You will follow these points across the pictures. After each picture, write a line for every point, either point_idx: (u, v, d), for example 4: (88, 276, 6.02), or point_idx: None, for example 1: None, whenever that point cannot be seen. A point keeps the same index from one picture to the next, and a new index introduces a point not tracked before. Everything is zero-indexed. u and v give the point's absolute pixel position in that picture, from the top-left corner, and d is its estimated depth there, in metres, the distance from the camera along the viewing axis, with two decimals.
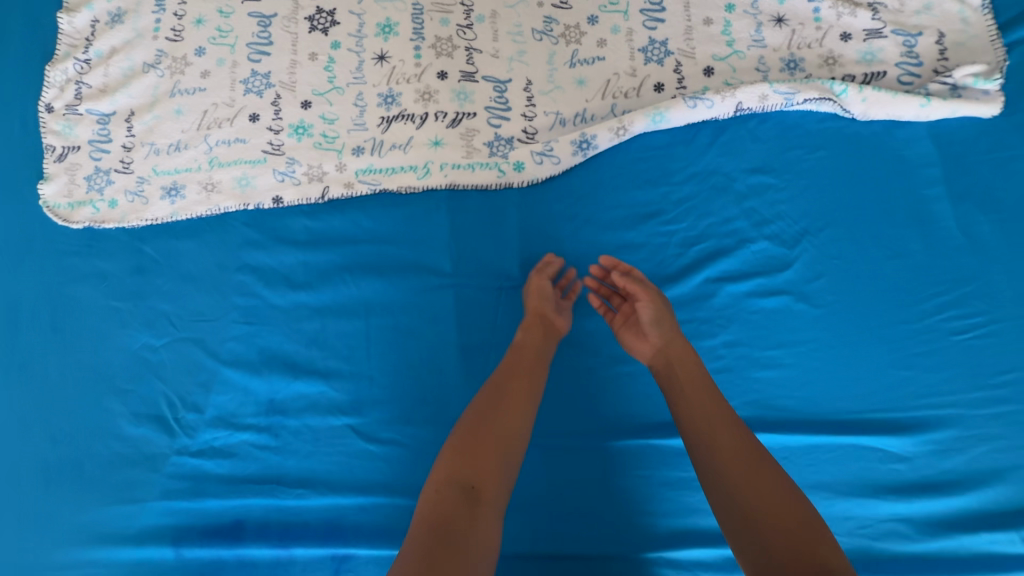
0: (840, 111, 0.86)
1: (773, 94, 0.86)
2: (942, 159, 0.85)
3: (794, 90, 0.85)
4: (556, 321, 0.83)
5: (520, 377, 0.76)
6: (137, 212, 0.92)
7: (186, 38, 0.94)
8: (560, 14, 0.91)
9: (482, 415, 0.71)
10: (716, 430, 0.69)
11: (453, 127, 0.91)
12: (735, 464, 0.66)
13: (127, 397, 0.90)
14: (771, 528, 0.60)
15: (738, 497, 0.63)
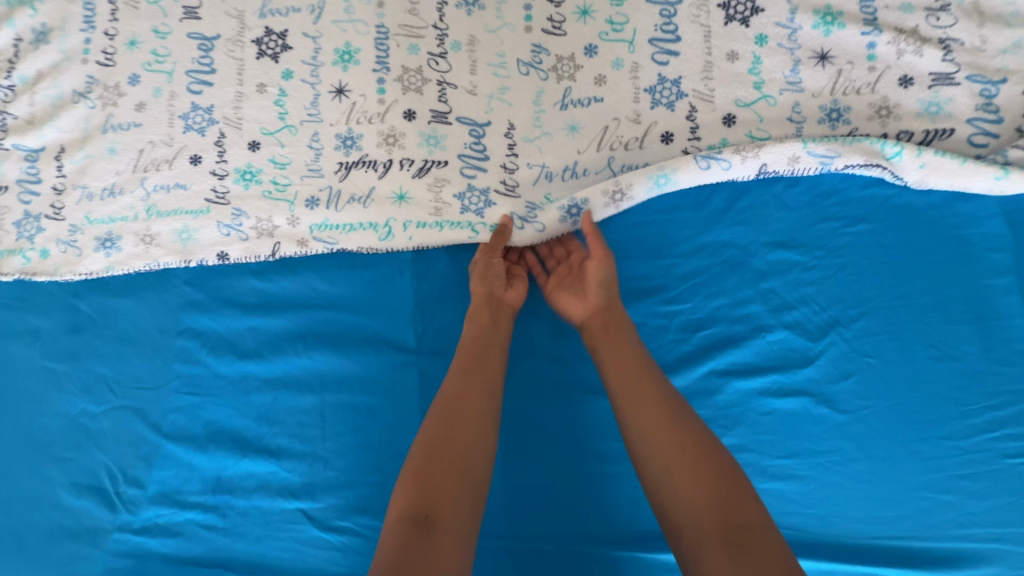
0: (889, 178, 0.72)
1: (806, 155, 0.71)
2: (1003, 241, 0.71)
3: (833, 152, 0.70)
4: (509, 300, 0.74)
5: (476, 392, 0.65)
6: (70, 265, 0.82)
7: (118, 63, 0.81)
8: (551, 42, 0.76)
9: (434, 440, 0.61)
10: (640, 394, 0.64)
11: (420, 177, 0.77)
12: (657, 432, 0.61)
13: (65, 466, 0.83)
14: (690, 500, 0.57)
15: (656, 466, 0.60)
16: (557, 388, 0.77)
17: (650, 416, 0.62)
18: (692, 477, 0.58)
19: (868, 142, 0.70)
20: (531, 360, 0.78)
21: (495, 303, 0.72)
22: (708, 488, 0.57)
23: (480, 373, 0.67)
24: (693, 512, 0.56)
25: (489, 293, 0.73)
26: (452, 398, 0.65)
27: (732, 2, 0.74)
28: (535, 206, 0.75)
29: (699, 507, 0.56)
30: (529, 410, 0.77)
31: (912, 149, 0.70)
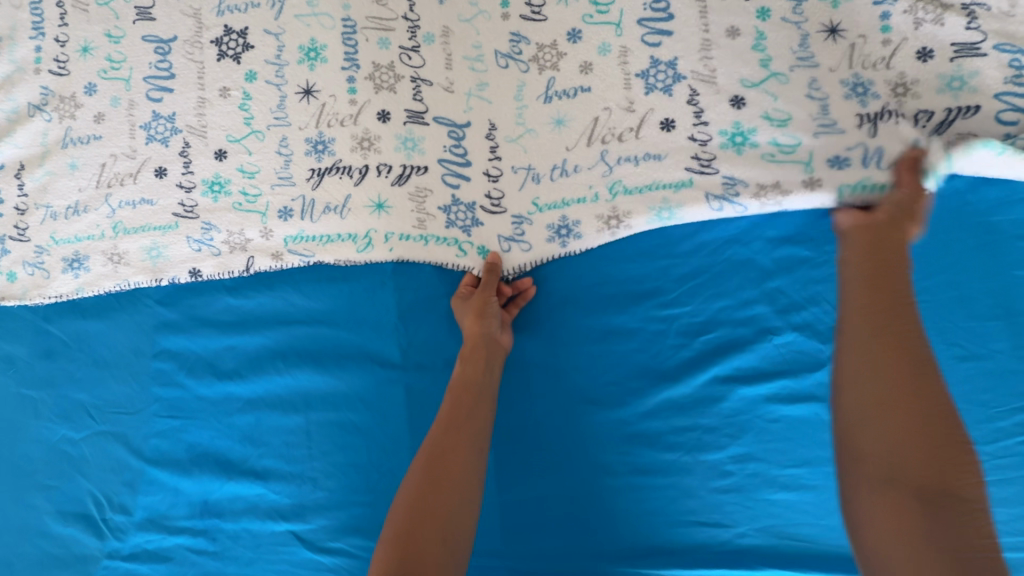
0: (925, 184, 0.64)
1: (837, 203, 0.65)
2: None
3: (868, 198, 0.64)
4: (501, 340, 0.68)
5: (462, 439, 0.61)
6: (39, 288, 0.79)
7: (72, 72, 0.76)
8: (531, 30, 0.70)
9: (417, 493, 0.58)
10: (873, 330, 0.56)
11: (399, 185, 0.72)
12: (875, 375, 0.54)
13: (49, 494, 0.80)
14: (888, 449, 0.50)
15: (866, 399, 0.53)
16: (550, 400, 0.71)
17: (881, 353, 0.55)
18: (903, 428, 0.50)
19: (901, 167, 0.62)
20: (520, 376, 0.72)
21: (486, 344, 0.67)
22: (915, 441, 0.50)
23: (471, 421, 0.63)
24: (893, 461, 0.50)
25: (480, 333, 0.67)
26: (441, 448, 0.61)
27: None
28: (523, 222, 0.71)
29: (896, 460, 0.50)
30: (520, 423, 0.72)
31: (941, 165, 0.62)
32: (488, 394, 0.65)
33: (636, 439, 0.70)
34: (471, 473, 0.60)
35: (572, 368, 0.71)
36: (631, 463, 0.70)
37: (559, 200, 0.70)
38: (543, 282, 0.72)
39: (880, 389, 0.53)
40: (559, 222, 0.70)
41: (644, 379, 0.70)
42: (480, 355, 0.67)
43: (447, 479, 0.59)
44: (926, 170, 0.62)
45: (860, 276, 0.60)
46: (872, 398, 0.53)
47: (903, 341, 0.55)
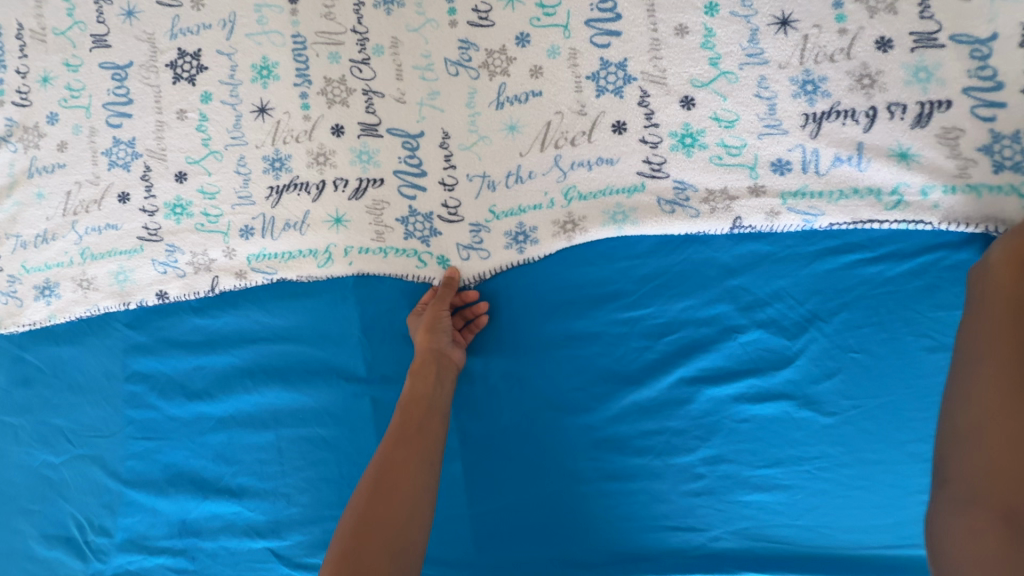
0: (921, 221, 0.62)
1: (787, 211, 0.64)
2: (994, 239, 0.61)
3: (817, 206, 0.64)
4: (450, 351, 0.68)
5: (411, 455, 0.61)
6: (13, 316, 0.80)
7: (35, 102, 0.77)
8: (479, 36, 0.69)
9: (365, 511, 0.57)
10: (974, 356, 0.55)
11: (357, 198, 0.72)
12: (980, 385, 0.52)
13: (36, 517, 0.83)
14: (978, 453, 0.49)
15: (959, 423, 0.52)
16: (516, 408, 0.71)
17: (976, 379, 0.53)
18: (986, 449, 0.49)
19: (838, 164, 0.63)
20: (485, 386, 0.71)
21: (435, 355, 0.67)
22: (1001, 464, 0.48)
23: (421, 434, 0.63)
24: (980, 478, 0.48)
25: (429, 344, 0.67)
26: (392, 464, 0.60)
27: None
28: (480, 230, 0.70)
29: (985, 465, 0.48)
30: (486, 434, 0.71)
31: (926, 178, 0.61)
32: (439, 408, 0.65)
33: (604, 445, 0.69)
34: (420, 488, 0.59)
35: (530, 377, 0.70)
36: (598, 470, 0.70)
37: (516, 207, 0.69)
38: (503, 289, 0.71)
39: (976, 410, 0.51)
40: (517, 230, 0.70)
41: (609, 384, 0.69)
42: (431, 371, 0.66)
43: (396, 494, 0.58)
44: (872, 188, 0.62)
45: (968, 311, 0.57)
46: (981, 409, 0.51)
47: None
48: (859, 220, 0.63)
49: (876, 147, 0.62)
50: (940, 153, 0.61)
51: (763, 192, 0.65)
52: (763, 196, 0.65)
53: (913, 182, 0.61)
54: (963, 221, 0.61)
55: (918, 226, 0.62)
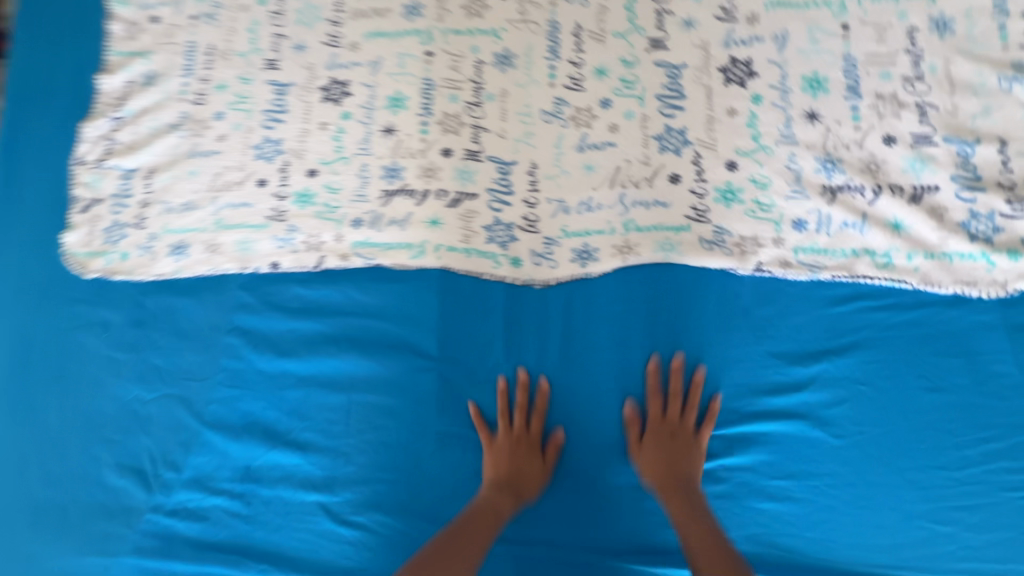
0: (900, 281, 0.75)
1: (797, 263, 0.78)
2: (974, 300, 0.74)
3: (820, 261, 0.77)
4: (532, 487, 0.79)
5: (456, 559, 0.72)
6: (145, 267, 0.95)
7: (208, 102, 0.97)
8: (571, 96, 0.87)
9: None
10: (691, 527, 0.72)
11: (453, 207, 0.88)
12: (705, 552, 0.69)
13: (115, 447, 0.93)
14: None
15: None
16: (563, 397, 0.82)
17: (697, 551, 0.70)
18: None
19: (845, 227, 0.77)
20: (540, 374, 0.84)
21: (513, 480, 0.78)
22: None
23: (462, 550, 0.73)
24: None
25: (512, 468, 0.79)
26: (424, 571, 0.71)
27: (731, 66, 0.83)
28: (552, 244, 0.85)
29: None
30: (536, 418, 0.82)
31: (906, 247, 0.75)
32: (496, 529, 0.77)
33: (637, 443, 0.79)
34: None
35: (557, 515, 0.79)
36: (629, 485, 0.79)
37: (584, 230, 0.84)
38: (568, 295, 0.84)
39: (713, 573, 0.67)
40: (581, 249, 0.84)
41: (620, 516, 0.79)
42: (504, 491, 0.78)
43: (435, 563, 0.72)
44: (866, 250, 0.76)
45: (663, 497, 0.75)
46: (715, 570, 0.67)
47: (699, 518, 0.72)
48: (857, 276, 0.76)
49: (874, 219, 0.76)
50: (930, 227, 0.75)
51: (779, 245, 0.79)
52: (782, 247, 0.78)
53: (900, 249, 0.75)
54: (937, 283, 0.74)
55: (901, 285, 0.75)
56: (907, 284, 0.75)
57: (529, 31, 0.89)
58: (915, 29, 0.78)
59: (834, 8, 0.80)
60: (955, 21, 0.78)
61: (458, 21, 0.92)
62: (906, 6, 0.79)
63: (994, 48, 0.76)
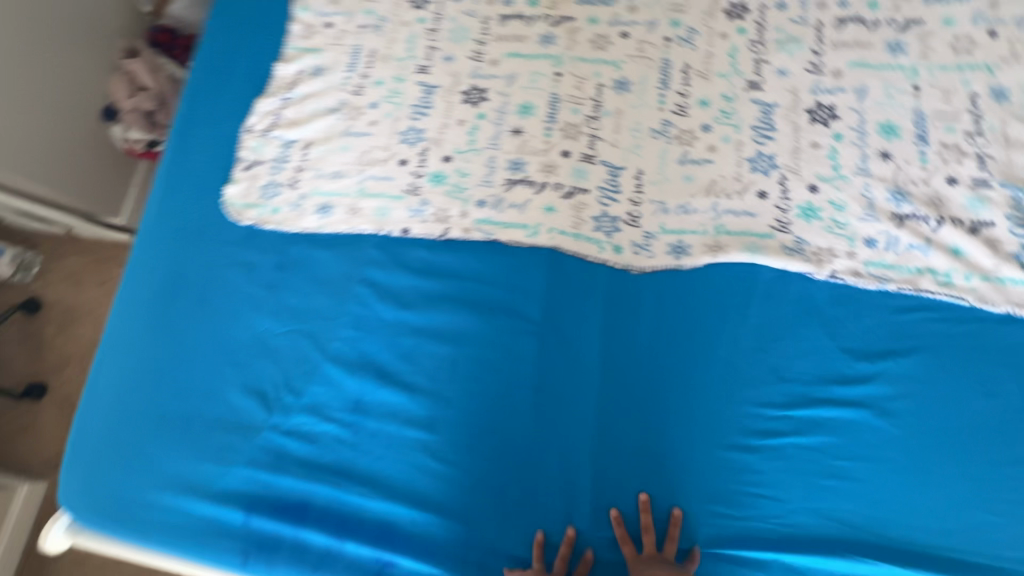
0: (959, 298, 0.87)
1: (867, 273, 0.90)
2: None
3: (887, 274, 0.90)
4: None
5: None
6: (293, 220, 1.11)
7: (365, 93, 1.16)
8: (677, 119, 1.04)
9: None
10: None
11: (567, 198, 1.03)
12: None
13: (242, 370, 1.05)
14: None
15: None
16: (649, 369, 0.94)
17: None
18: None
19: (910, 249, 0.90)
20: (630, 347, 0.96)
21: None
22: None
23: None
24: None
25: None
26: None
27: (817, 109, 0.99)
28: (651, 237, 0.99)
29: None
30: (622, 385, 0.94)
31: (965, 270, 0.87)
32: None
33: (713, 416, 0.90)
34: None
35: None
36: (692, 474, 0.88)
37: (680, 229, 0.99)
38: (661, 282, 0.97)
39: None
40: (676, 244, 0.98)
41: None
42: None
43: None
44: (928, 269, 0.89)
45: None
46: None
47: None
48: (920, 289, 0.88)
49: (937, 244, 0.89)
50: (987, 255, 0.87)
51: (851, 257, 0.92)
52: (853, 259, 0.91)
53: (959, 270, 0.88)
54: (991, 302, 0.86)
55: (959, 301, 0.87)
56: (965, 301, 0.87)
57: (645, 66, 1.08)
58: (976, 95, 0.94)
59: (907, 72, 0.97)
60: (1011, 92, 0.93)
61: (585, 52, 1.11)
62: (970, 76, 0.95)
63: None
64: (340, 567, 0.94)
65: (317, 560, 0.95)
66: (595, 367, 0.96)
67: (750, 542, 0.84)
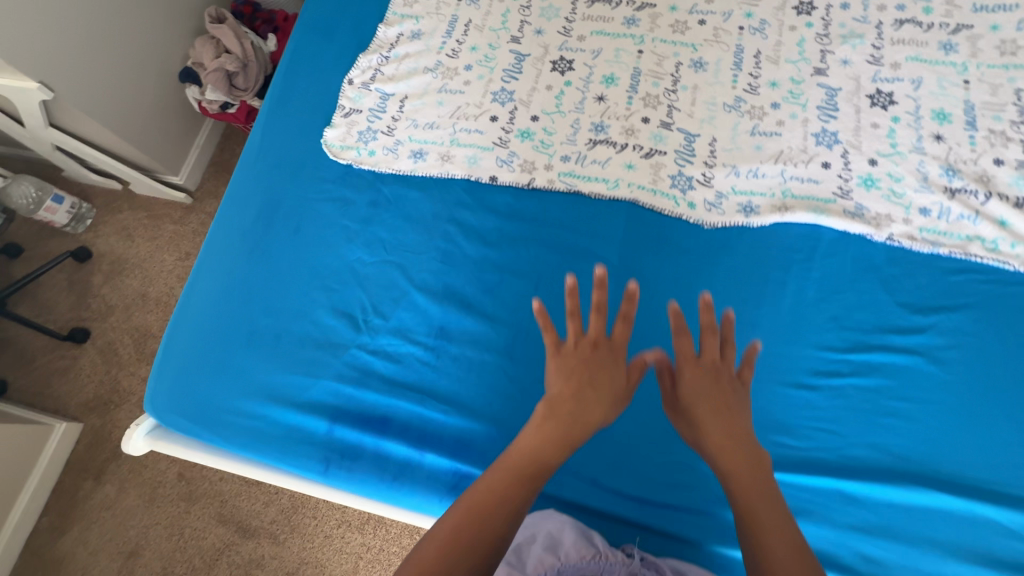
0: (1004, 263, 0.97)
1: (921, 238, 1.00)
2: None
3: (940, 240, 1.00)
4: (590, 399, 0.78)
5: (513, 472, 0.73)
6: (388, 163, 1.20)
7: (460, 57, 1.27)
8: (748, 96, 1.15)
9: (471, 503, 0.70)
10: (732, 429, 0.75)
11: (645, 158, 1.13)
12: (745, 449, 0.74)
13: (332, 293, 1.12)
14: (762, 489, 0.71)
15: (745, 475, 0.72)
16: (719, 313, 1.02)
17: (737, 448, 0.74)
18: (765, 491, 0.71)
19: (961, 218, 1.00)
20: (701, 291, 1.03)
21: (568, 438, 0.76)
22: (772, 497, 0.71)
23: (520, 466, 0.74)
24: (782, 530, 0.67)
25: (577, 393, 0.78)
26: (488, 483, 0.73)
27: (877, 95, 1.10)
28: (722, 196, 1.09)
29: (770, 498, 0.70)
30: (693, 324, 1.01)
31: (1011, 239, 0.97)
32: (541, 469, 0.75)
33: (778, 355, 0.98)
34: (508, 509, 0.70)
35: (619, 407, 0.81)
36: (757, 407, 0.95)
37: (750, 191, 1.08)
38: (731, 236, 1.06)
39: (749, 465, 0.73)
40: (745, 204, 1.07)
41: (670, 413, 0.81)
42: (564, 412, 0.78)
43: (471, 526, 0.67)
44: (977, 237, 0.99)
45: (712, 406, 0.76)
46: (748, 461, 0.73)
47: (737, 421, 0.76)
48: (970, 254, 0.98)
49: (985, 216, 0.99)
50: None
51: (906, 223, 1.01)
52: (909, 225, 1.01)
53: (1005, 239, 0.97)
54: None
55: (1005, 265, 0.97)
56: (1009, 266, 0.96)
57: (720, 49, 1.19)
58: (1020, 90, 1.06)
59: (958, 67, 1.09)
60: None
61: (665, 34, 1.22)
62: (1014, 74, 1.07)
63: None
64: (420, 477, 1.00)
65: (398, 470, 1.01)
66: (669, 306, 1.03)
67: (811, 468, 0.91)
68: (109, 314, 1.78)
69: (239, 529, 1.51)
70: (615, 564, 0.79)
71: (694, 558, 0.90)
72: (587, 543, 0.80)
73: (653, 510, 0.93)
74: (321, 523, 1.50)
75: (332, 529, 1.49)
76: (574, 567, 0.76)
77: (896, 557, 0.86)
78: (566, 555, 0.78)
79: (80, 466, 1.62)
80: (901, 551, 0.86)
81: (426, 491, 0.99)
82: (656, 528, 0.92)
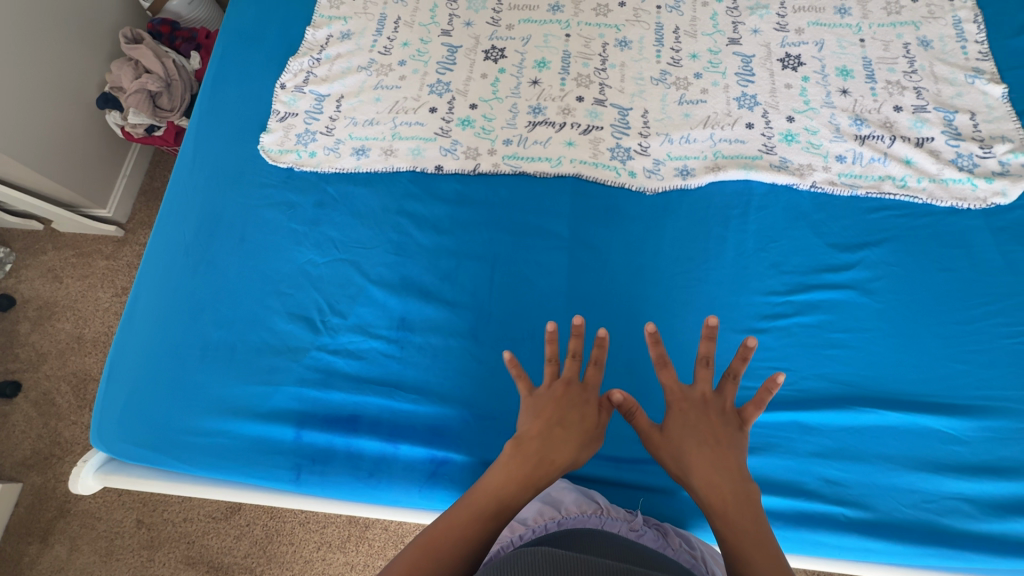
0: (913, 196, 1.06)
1: (840, 183, 1.08)
2: (967, 209, 1.05)
3: (857, 184, 1.08)
4: (559, 445, 0.80)
5: (477, 507, 0.72)
6: (330, 162, 1.19)
7: (392, 53, 1.28)
8: (672, 69, 1.21)
9: (433, 536, 0.68)
10: (720, 458, 0.76)
11: (584, 135, 1.17)
12: (733, 480, 0.74)
13: (286, 298, 1.09)
14: (748, 522, 0.70)
15: (729, 506, 0.72)
16: (670, 273, 1.06)
17: (723, 477, 0.74)
18: (751, 524, 0.70)
19: (873, 161, 1.09)
20: (651, 253, 1.07)
21: (534, 476, 0.76)
22: (756, 532, 0.69)
23: (483, 501, 0.73)
24: (763, 566, 0.65)
25: (545, 431, 0.80)
26: (455, 514, 0.71)
27: (787, 58, 1.19)
28: (659, 163, 1.14)
29: (755, 532, 0.69)
30: (648, 285, 1.05)
31: (915, 175, 1.07)
32: (504, 513, 0.72)
33: (728, 304, 1.03)
34: (467, 550, 0.67)
35: (589, 446, 0.83)
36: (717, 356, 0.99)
37: (684, 156, 1.14)
38: (672, 198, 1.11)
39: (735, 495, 0.72)
40: (682, 168, 1.13)
41: (653, 450, 0.82)
42: (531, 454, 0.78)
43: (429, 557, 0.65)
44: (887, 176, 1.08)
45: (699, 437, 0.78)
46: (735, 493, 0.73)
47: (725, 451, 0.77)
48: (884, 192, 1.07)
49: (892, 157, 1.09)
50: (933, 162, 1.07)
51: (825, 171, 1.10)
52: (829, 172, 1.09)
53: (911, 176, 1.07)
54: (939, 199, 1.05)
55: (914, 199, 1.06)
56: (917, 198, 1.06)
57: (642, 28, 1.26)
58: (908, 44, 1.17)
59: (853, 28, 1.19)
60: (933, 41, 1.17)
61: (589, 17, 1.27)
62: (901, 30, 1.18)
63: (961, 58, 1.15)
64: (397, 470, 0.98)
65: (372, 466, 0.98)
66: (622, 270, 1.06)
67: (770, 405, 0.96)
68: (42, 362, 1.64)
69: (210, 569, 1.42)
70: (617, 520, 0.84)
71: (674, 507, 0.93)
72: (589, 500, 0.86)
73: (630, 468, 0.96)
74: (299, 549, 1.43)
75: (312, 552, 1.42)
76: (574, 518, 0.81)
77: (855, 476, 0.92)
78: (567, 509, 0.83)
79: (23, 528, 1.48)
80: (859, 470, 0.92)
81: (404, 483, 0.97)
82: (636, 485, 0.95)
